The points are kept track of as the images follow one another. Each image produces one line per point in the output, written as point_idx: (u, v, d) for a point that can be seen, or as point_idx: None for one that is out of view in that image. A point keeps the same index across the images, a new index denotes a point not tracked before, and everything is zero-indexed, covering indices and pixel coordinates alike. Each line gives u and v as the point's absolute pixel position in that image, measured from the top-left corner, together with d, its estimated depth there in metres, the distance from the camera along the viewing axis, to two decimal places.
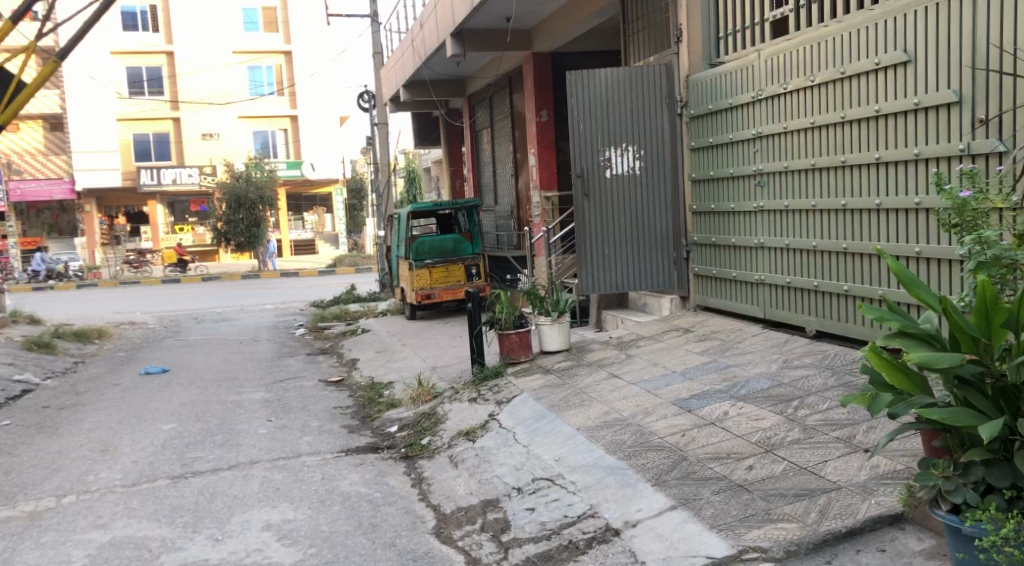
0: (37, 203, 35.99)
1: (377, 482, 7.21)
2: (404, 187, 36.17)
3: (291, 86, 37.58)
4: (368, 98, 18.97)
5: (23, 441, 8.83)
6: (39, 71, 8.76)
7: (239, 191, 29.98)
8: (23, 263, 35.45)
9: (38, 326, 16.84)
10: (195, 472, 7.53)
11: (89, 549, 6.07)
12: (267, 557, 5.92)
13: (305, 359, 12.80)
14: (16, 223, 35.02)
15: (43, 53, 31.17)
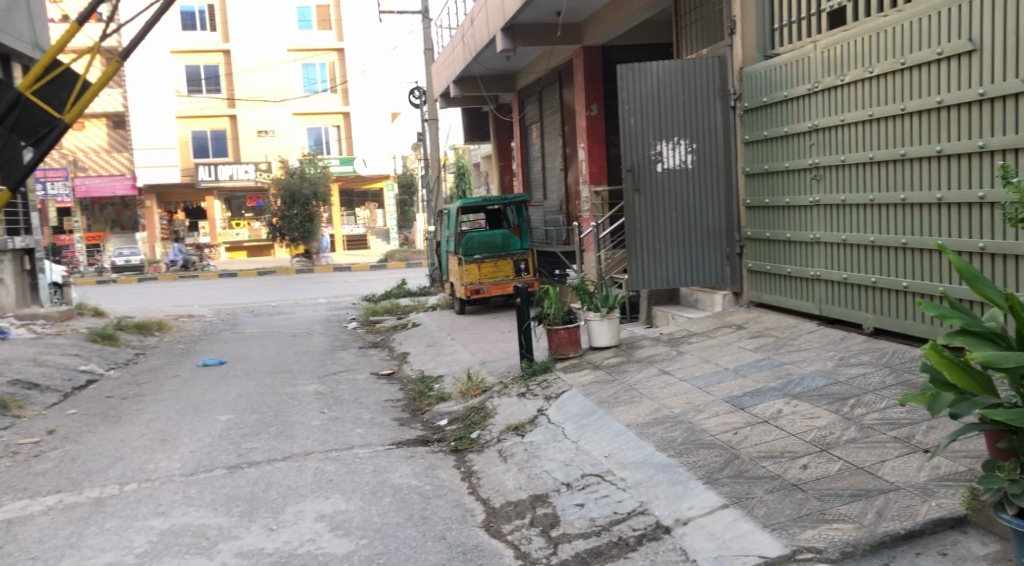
0: (101, 198, 36.97)
1: (427, 475, 7.23)
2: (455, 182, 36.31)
3: (344, 84, 37.81)
4: (419, 94, 19.02)
5: (88, 429, 9.03)
6: (104, 71, 8.78)
7: (294, 187, 30.34)
8: (88, 257, 36.77)
9: (102, 318, 17.23)
10: (251, 462, 7.62)
11: (150, 536, 6.17)
12: (320, 547, 5.96)
13: (357, 352, 12.91)
14: (80, 219, 36.03)
15: (106, 53, 31.93)
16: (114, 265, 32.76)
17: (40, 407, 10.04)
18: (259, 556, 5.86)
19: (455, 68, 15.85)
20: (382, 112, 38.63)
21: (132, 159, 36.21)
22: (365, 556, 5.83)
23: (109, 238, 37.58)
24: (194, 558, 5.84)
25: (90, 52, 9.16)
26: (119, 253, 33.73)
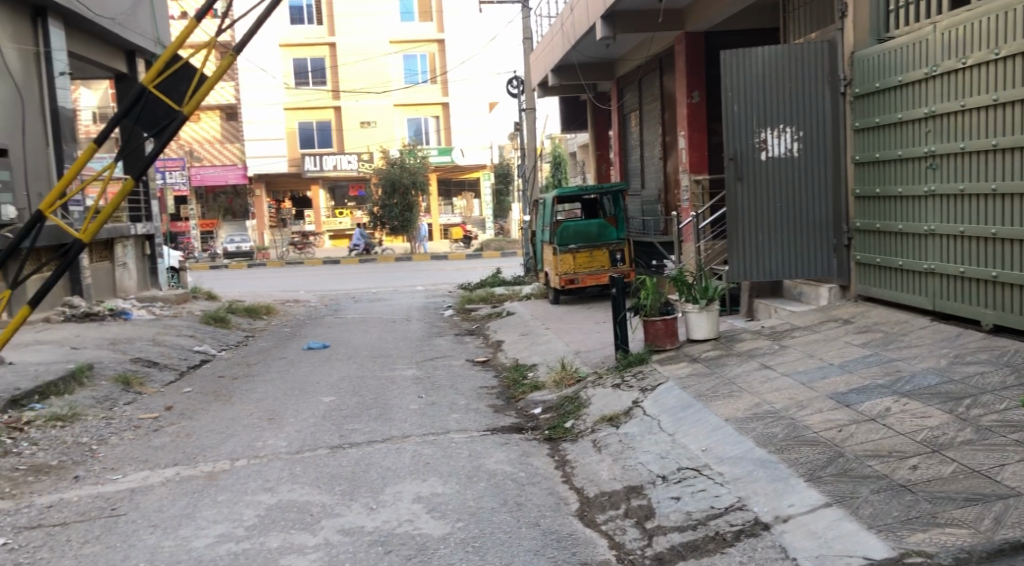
0: (215, 188, 38.31)
1: (522, 462, 7.27)
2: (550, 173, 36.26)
3: (443, 75, 37.99)
4: (517, 83, 19.08)
5: (202, 407, 9.38)
6: (221, 65, 8.94)
7: (394, 176, 30.83)
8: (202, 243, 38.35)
9: (215, 301, 17.88)
10: (353, 443, 7.80)
11: (259, 510, 6.38)
12: (417, 528, 6.06)
13: (453, 339, 13.07)
14: (196, 207, 37.57)
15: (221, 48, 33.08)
16: (226, 252, 34.16)
17: (159, 384, 10.49)
18: (360, 534, 5.99)
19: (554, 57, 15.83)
20: (480, 102, 38.71)
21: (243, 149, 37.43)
22: (461, 539, 5.90)
23: (222, 225, 39.01)
24: (299, 533, 6.01)
25: (207, 47, 9.41)
26: (231, 240, 35.16)
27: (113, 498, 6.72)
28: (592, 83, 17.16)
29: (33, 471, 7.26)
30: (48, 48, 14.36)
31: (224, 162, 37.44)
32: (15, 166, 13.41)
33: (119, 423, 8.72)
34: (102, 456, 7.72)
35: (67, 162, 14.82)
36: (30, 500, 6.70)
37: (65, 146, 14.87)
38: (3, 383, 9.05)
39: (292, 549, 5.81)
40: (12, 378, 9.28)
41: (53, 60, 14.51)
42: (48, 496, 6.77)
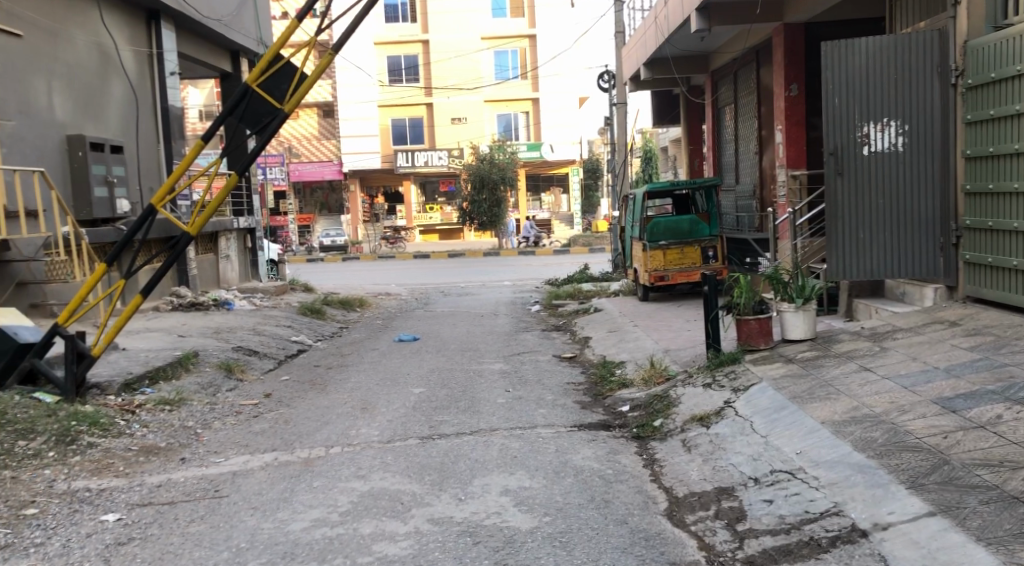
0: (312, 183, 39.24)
1: (610, 459, 7.21)
2: (641, 168, 35.79)
3: (534, 70, 38.04)
4: (608, 78, 18.98)
5: (299, 394, 9.61)
6: (319, 64, 9.09)
7: (483, 172, 30.98)
8: (299, 237, 39.32)
9: (312, 293, 18.27)
10: (442, 435, 7.86)
11: (352, 496, 6.48)
12: (505, 521, 6.07)
13: (540, 334, 13.06)
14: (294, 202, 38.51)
15: (320, 48, 33.80)
16: (323, 246, 35.19)
17: (258, 372, 10.79)
18: (449, 524, 6.02)
19: (646, 51, 15.68)
20: (571, 96, 38.32)
21: (338, 147, 38.38)
22: (549, 533, 5.88)
23: (317, 219, 39.94)
24: (391, 521, 6.08)
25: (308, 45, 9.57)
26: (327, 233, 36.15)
27: (217, 480, 6.92)
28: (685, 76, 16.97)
29: (143, 452, 7.51)
30: (160, 50, 14.86)
31: (320, 158, 38.53)
32: (128, 162, 13.89)
33: (222, 408, 8.99)
34: (206, 440, 7.96)
35: (176, 158, 15.29)
36: (140, 479, 6.94)
37: (174, 144, 15.33)
38: (115, 367, 9.40)
39: (384, 536, 5.87)
40: (124, 363, 9.63)
41: (166, 60, 14.99)
42: (157, 476, 7.01)
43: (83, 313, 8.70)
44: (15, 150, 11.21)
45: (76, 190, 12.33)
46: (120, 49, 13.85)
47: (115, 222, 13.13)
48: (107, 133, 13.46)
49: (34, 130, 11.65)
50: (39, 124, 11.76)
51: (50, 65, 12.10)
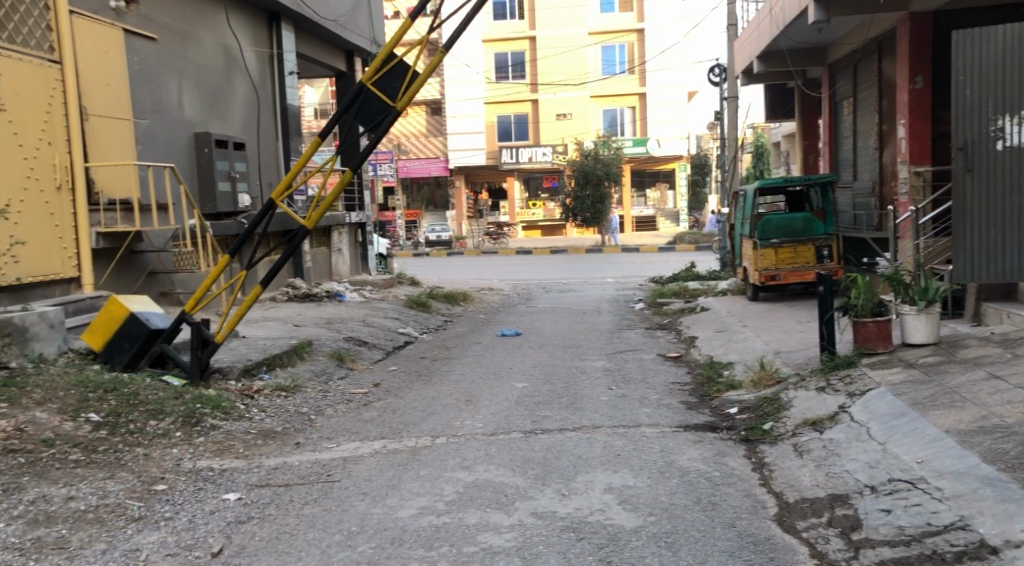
0: (419, 179, 39.78)
1: (716, 461, 7.05)
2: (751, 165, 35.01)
3: (641, 65, 37.59)
4: (719, 72, 18.63)
5: (407, 384, 9.76)
6: (431, 63, 9.10)
7: (587, 167, 30.85)
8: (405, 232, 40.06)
9: (419, 287, 18.50)
10: (545, 430, 7.82)
11: (457, 486, 6.51)
12: (609, 518, 5.99)
13: (644, 332, 12.89)
14: (400, 197, 39.21)
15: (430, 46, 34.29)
16: (428, 240, 35.72)
17: (368, 362, 11.00)
18: (553, 519, 5.98)
19: (760, 43, 15.33)
20: (682, 90, 37.65)
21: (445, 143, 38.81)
22: (654, 533, 5.78)
23: (424, 215, 40.44)
24: (495, 513, 6.07)
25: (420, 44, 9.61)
26: (433, 229, 36.72)
27: (329, 465, 7.05)
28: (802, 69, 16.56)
29: (262, 435, 7.71)
30: (280, 50, 15.26)
31: (428, 155, 39.09)
32: (249, 159, 14.36)
33: (334, 396, 9.17)
34: (319, 426, 8.12)
35: (293, 155, 15.73)
36: (259, 461, 7.11)
37: (292, 141, 15.74)
38: (236, 354, 9.68)
39: (489, 527, 5.87)
40: (243, 350, 9.91)
41: (285, 60, 15.35)
42: (274, 459, 7.18)
43: (207, 302, 8.99)
44: (148, 147, 11.65)
45: (202, 185, 12.79)
46: (244, 50, 14.29)
47: (236, 215, 13.58)
48: (231, 131, 13.91)
49: (165, 128, 12.06)
50: (169, 122, 12.18)
51: (181, 66, 12.52)
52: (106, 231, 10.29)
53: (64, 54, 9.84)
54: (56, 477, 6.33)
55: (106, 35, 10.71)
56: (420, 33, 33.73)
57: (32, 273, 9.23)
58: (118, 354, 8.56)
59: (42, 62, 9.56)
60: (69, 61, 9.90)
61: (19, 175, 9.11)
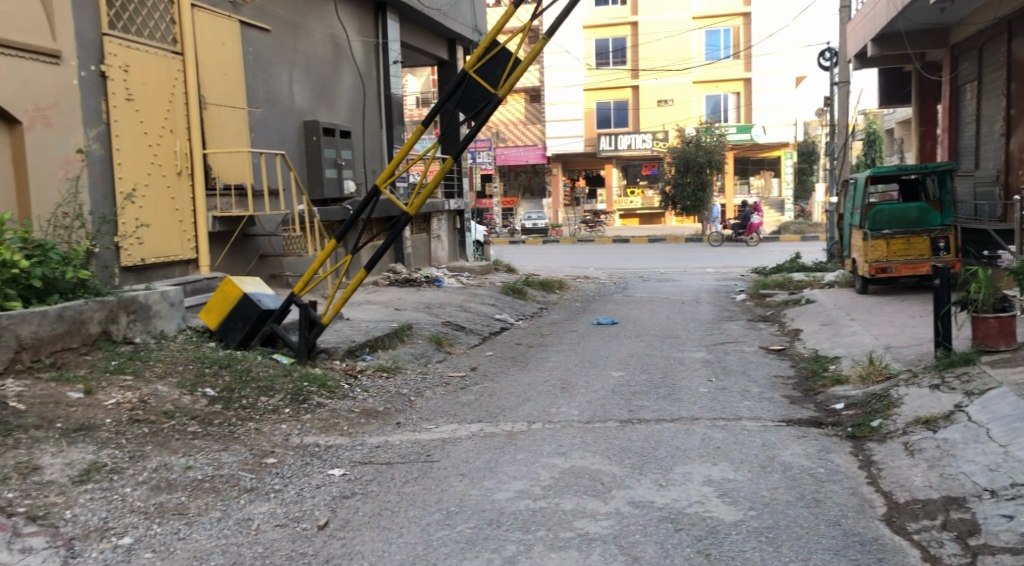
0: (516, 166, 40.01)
1: (821, 457, 6.90)
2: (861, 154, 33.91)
3: (747, 50, 36.72)
4: (830, 55, 18.13)
5: (504, 369, 9.85)
6: (533, 49, 9.06)
7: (689, 154, 30.51)
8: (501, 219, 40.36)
9: (515, 274, 18.59)
10: (642, 419, 7.79)
11: (554, 472, 6.53)
12: (708, 511, 5.93)
13: (745, 324, 12.68)
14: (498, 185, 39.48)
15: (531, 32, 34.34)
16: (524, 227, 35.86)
17: (466, 347, 11.13)
18: (650, 509, 5.95)
19: (878, 25, 14.86)
20: (790, 75, 36.77)
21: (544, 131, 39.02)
22: (754, 528, 5.69)
23: (520, 203, 40.64)
24: (591, 500, 6.07)
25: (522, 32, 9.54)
26: (529, 217, 36.89)
27: (428, 445, 7.16)
28: (922, 52, 16.05)
29: (364, 414, 7.87)
30: (386, 40, 15.52)
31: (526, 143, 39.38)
32: (355, 147, 14.65)
33: (433, 378, 9.33)
34: (419, 407, 8.26)
35: (396, 143, 15.95)
36: (363, 439, 7.28)
37: (396, 129, 15.98)
38: (341, 335, 9.91)
39: (586, 514, 5.88)
40: (348, 332, 10.13)
41: (389, 50, 15.60)
42: (375, 438, 7.33)
43: (315, 284, 9.19)
44: (261, 135, 11.99)
45: (311, 172, 13.11)
46: (351, 40, 14.58)
47: (341, 201, 13.86)
48: (338, 119, 14.21)
49: (277, 116, 12.40)
50: (281, 111, 12.52)
51: (292, 56, 12.84)
52: (222, 215, 10.64)
53: (186, 47, 10.21)
54: (176, 447, 6.61)
55: (223, 27, 11.07)
56: (523, 21, 33.87)
57: (156, 254, 9.66)
58: (231, 332, 8.86)
59: (165, 54, 9.94)
60: (190, 53, 10.27)
61: (144, 162, 9.53)
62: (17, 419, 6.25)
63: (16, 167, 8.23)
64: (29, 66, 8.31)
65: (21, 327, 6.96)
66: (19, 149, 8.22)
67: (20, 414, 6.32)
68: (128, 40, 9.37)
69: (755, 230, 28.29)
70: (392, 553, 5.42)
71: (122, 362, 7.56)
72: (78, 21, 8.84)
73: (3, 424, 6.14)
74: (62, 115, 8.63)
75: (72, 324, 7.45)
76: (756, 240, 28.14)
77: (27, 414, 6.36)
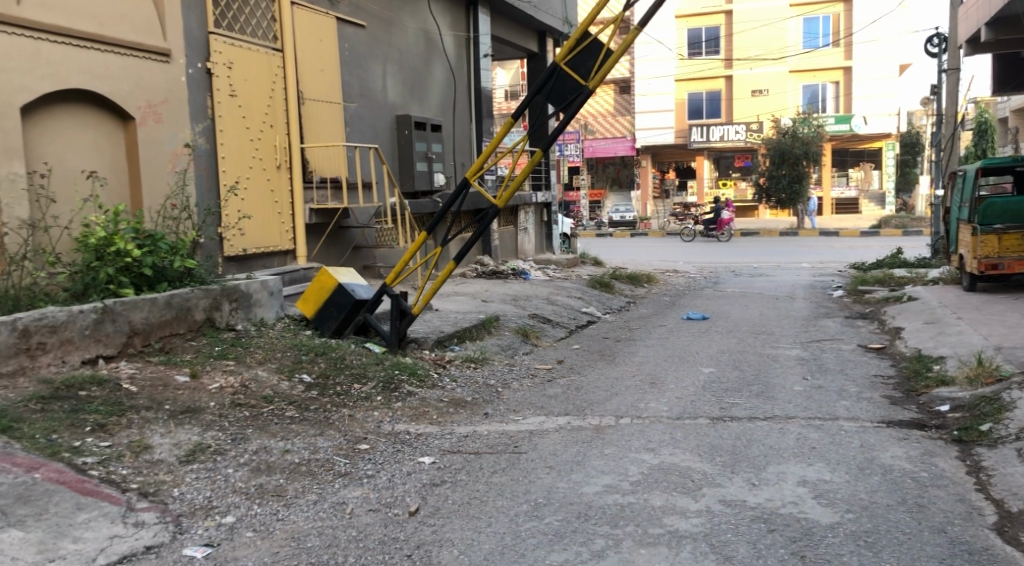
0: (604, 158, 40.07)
1: (924, 461, 6.65)
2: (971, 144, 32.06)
3: (848, 38, 35.79)
4: (938, 41, 17.49)
5: (591, 363, 9.79)
6: (626, 41, 8.93)
7: (784, 146, 29.82)
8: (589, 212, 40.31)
9: (602, 267, 18.48)
10: (734, 417, 7.64)
11: (642, 468, 6.45)
12: (803, 512, 5.78)
13: (843, 322, 12.34)
14: (586, 178, 39.41)
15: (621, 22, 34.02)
16: (612, 220, 35.69)
17: (552, 340, 11.10)
18: (742, 508, 5.83)
19: (994, 8, 14.25)
20: (893, 64, 35.60)
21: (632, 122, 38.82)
22: (852, 531, 5.53)
23: (609, 196, 40.91)
24: (682, 497, 5.98)
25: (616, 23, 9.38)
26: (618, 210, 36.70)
27: (516, 437, 7.16)
28: None
29: (453, 404, 7.91)
30: (476, 34, 15.55)
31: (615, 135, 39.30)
32: (445, 141, 14.75)
33: (520, 370, 9.35)
34: (506, 398, 8.27)
35: (486, 136, 15.98)
36: (452, 428, 7.32)
37: (485, 123, 16.02)
38: (430, 326, 10.00)
39: (675, 511, 5.79)
40: (436, 322, 10.21)
41: (480, 43, 15.64)
42: (464, 427, 7.35)
43: (406, 275, 9.26)
44: (355, 129, 12.16)
45: (402, 165, 13.25)
46: (443, 34, 14.66)
47: (432, 194, 13.90)
48: (430, 114, 14.31)
49: (371, 112, 12.56)
50: (375, 106, 12.68)
51: (386, 51, 12.97)
52: (319, 208, 10.82)
53: (286, 44, 10.42)
54: (275, 431, 6.74)
55: (321, 24, 11.24)
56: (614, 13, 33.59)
57: (257, 245, 9.91)
58: (327, 321, 9.01)
59: (265, 50, 10.17)
60: (289, 50, 10.47)
61: (245, 156, 9.76)
62: (130, 400, 6.50)
63: (130, 161, 8.52)
64: (140, 64, 8.58)
65: (133, 313, 7.23)
66: (132, 144, 8.51)
67: (132, 396, 6.58)
68: (232, 38, 9.61)
69: (725, 226, 28.73)
70: (481, 542, 5.42)
71: (224, 348, 7.76)
72: (186, 19, 9.09)
73: (117, 404, 6.39)
74: (171, 111, 8.89)
75: (180, 311, 7.68)
76: (726, 236, 28.64)
77: (139, 396, 6.60)
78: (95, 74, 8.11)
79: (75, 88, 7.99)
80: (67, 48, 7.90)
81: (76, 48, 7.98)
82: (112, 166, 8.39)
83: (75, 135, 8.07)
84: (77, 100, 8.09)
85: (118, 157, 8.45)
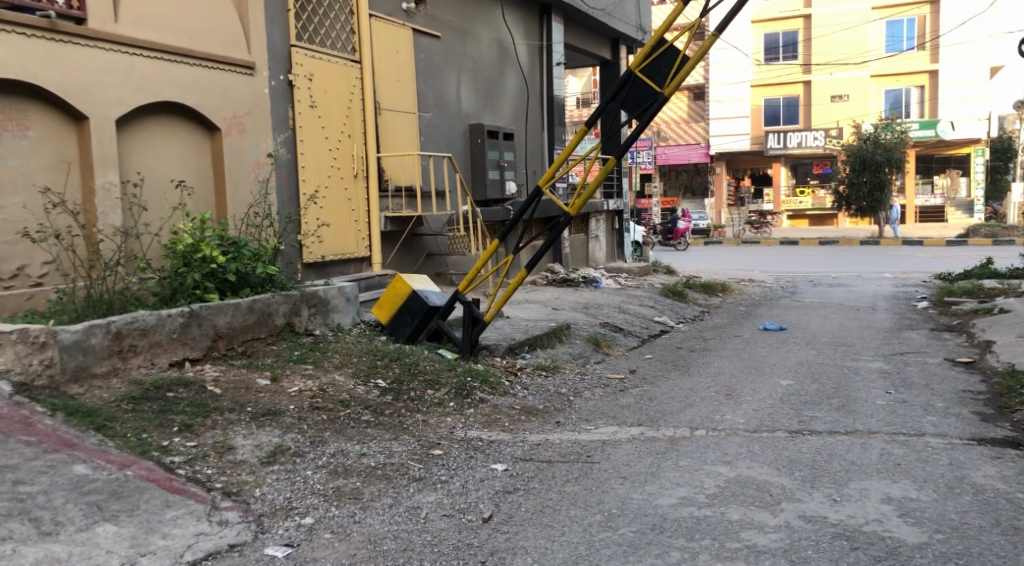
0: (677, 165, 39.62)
1: (1019, 481, 6.36)
2: None
3: (933, 40, 34.87)
4: None
5: (664, 373, 9.64)
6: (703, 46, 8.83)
7: (865, 153, 29.18)
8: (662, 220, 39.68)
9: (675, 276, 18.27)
10: (813, 431, 7.43)
11: (719, 481, 6.30)
12: (888, 530, 5.58)
13: (928, 334, 11.96)
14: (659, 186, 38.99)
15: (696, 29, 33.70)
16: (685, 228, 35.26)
17: (624, 349, 10.98)
18: (823, 524, 5.64)
19: None
20: (981, 67, 34.41)
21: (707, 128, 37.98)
22: (942, 552, 5.31)
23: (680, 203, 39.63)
24: (760, 511, 5.82)
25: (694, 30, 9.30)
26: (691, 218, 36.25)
27: (589, 446, 7.07)
28: None
29: (525, 412, 7.85)
30: (549, 42, 15.52)
31: (688, 141, 38.28)
32: (517, 149, 14.76)
33: (591, 379, 9.24)
34: (578, 407, 8.19)
35: (558, 144, 15.93)
36: (524, 436, 7.26)
37: (557, 131, 15.98)
38: (501, 333, 9.96)
39: (753, 525, 5.63)
40: (508, 330, 10.18)
41: (553, 52, 15.59)
42: (536, 436, 7.29)
43: (479, 282, 9.24)
44: (430, 139, 12.22)
45: (474, 173, 13.28)
46: (516, 44, 14.69)
47: (504, 202, 13.87)
48: (502, 123, 14.32)
49: (445, 121, 12.62)
50: (449, 115, 12.72)
51: (461, 60, 13.02)
52: (393, 216, 10.89)
53: (364, 56, 10.53)
54: (351, 435, 6.78)
55: (397, 35, 11.32)
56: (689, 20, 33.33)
57: (334, 252, 9.99)
58: (401, 327, 9.04)
59: (344, 62, 10.28)
60: (368, 61, 10.57)
61: (324, 166, 9.88)
62: (215, 402, 6.60)
63: (216, 170, 8.70)
64: (227, 76, 8.75)
65: (217, 317, 7.35)
66: (218, 153, 8.69)
67: (216, 397, 6.68)
68: (312, 51, 9.72)
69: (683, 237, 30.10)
70: (555, 550, 5.35)
71: (303, 352, 7.84)
72: (270, 32, 9.23)
73: (203, 405, 6.50)
74: (255, 121, 9.03)
75: (261, 315, 7.79)
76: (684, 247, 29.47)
77: (222, 398, 6.71)
78: (185, 86, 8.30)
79: (167, 100, 8.18)
80: (160, 63, 8.09)
81: (168, 62, 8.18)
82: (199, 175, 8.59)
83: (165, 145, 8.28)
84: (167, 112, 8.29)
85: (205, 166, 8.65)
